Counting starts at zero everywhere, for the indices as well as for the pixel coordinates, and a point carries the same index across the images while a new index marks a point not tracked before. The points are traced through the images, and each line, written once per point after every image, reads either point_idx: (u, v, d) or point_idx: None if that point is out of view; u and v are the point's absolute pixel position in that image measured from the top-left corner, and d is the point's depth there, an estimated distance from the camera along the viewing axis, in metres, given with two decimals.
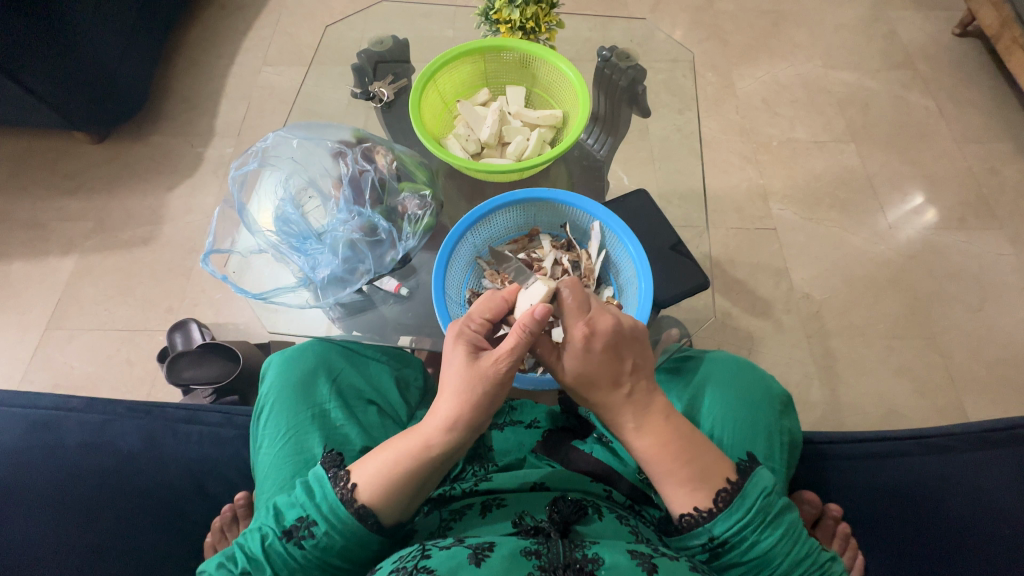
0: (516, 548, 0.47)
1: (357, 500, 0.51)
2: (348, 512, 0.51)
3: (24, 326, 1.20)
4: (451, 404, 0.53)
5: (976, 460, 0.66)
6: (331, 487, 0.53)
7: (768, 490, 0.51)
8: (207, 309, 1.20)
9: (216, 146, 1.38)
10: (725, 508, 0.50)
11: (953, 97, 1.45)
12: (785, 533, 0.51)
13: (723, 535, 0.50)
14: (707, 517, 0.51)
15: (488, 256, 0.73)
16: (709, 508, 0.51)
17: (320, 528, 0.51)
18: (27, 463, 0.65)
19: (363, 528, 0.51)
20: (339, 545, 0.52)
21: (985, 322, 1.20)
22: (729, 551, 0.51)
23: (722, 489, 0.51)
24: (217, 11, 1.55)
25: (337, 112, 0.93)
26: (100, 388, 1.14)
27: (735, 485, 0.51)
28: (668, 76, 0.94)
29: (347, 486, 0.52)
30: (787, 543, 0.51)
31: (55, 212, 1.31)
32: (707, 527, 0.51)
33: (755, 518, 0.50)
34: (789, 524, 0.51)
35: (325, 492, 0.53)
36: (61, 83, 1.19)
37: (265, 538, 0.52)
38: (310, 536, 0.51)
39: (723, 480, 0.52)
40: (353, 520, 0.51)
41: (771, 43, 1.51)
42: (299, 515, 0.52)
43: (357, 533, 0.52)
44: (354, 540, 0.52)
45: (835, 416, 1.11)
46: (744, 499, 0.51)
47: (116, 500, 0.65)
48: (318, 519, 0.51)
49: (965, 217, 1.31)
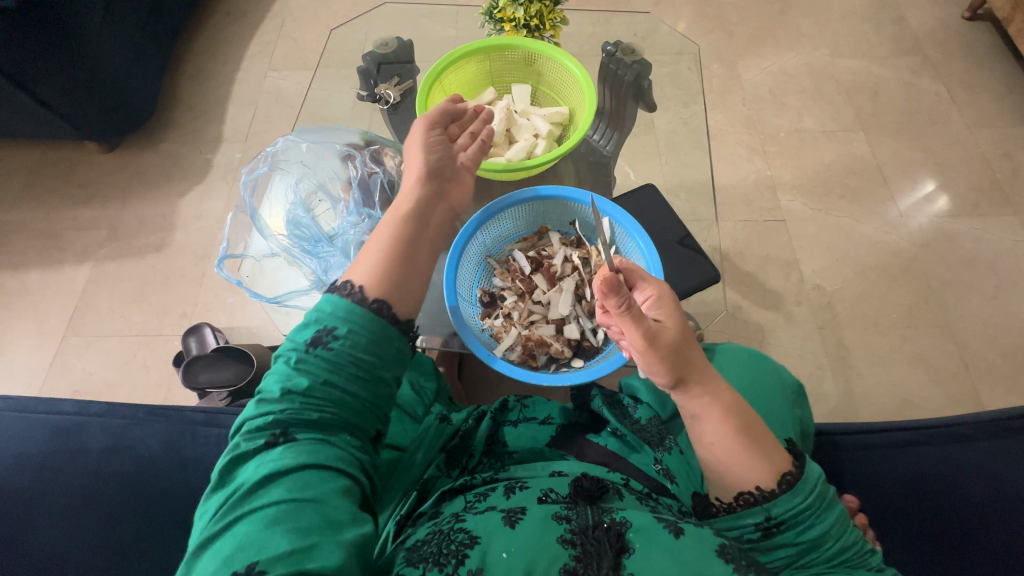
0: (547, 513, 0.49)
1: (368, 297, 0.51)
2: (348, 301, 0.50)
3: (43, 334, 1.22)
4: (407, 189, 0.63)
5: (995, 449, 0.66)
6: (339, 295, 0.51)
7: (824, 478, 0.52)
8: (221, 313, 1.21)
9: (224, 152, 1.39)
10: (788, 490, 0.50)
11: (964, 82, 1.43)
12: (841, 519, 0.50)
13: (782, 515, 0.49)
14: (768, 496, 0.50)
15: (497, 256, 0.75)
16: (771, 488, 0.50)
17: (343, 327, 0.48)
18: (51, 468, 0.67)
19: (379, 317, 0.50)
20: (364, 342, 0.48)
21: (1002, 309, 1.19)
22: (784, 532, 0.49)
23: (787, 472, 0.50)
24: (222, 18, 1.57)
25: (344, 115, 0.94)
26: (118, 394, 1.16)
27: (800, 470, 0.51)
28: (674, 69, 0.94)
29: (352, 289, 0.51)
30: (841, 528, 0.50)
31: (69, 221, 1.33)
32: (765, 506, 0.50)
33: (815, 502, 0.50)
34: (841, 513, 0.51)
35: (335, 304, 0.50)
36: (73, 94, 1.21)
37: (285, 363, 0.47)
38: (332, 342, 0.47)
39: (788, 463, 0.51)
40: (369, 313, 0.50)
41: (777, 33, 1.50)
42: (316, 329, 0.48)
43: (377, 329, 0.50)
44: (378, 336, 0.49)
45: (849, 408, 1.10)
46: (805, 482, 0.50)
47: (139, 502, 0.66)
48: (338, 323, 0.49)
49: (978, 203, 1.29)
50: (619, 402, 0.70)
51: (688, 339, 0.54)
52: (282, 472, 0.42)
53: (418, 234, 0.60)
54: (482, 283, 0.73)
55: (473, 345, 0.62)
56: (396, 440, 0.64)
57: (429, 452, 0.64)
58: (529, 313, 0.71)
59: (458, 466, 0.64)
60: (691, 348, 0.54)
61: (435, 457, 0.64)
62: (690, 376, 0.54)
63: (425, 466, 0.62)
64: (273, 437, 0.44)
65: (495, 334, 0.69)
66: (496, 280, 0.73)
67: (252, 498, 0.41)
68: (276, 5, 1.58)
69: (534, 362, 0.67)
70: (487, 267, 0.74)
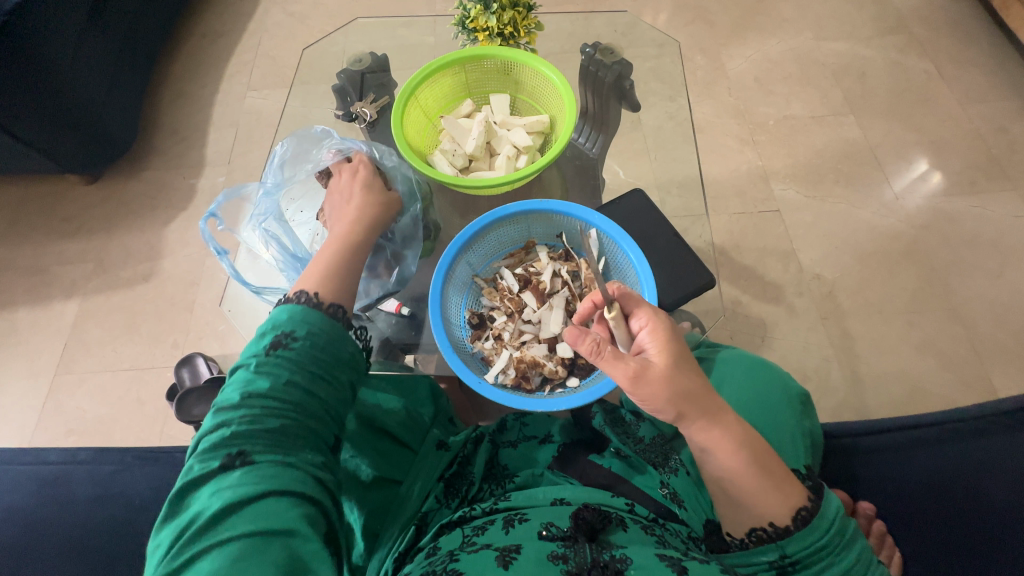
0: (543, 553, 0.48)
1: (320, 301, 0.56)
2: (304, 306, 0.55)
3: (34, 373, 1.20)
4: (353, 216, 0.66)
5: (1010, 441, 0.64)
6: (292, 304, 0.55)
7: (843, 512, 0.51)
8: (214, 341, 1.19)
9: (208, 176, 1.37)
10: (804, 526, 0.49)
11: (952, 57, 1.41)
12: (860, 558, 0.50)
13: (797, 554, 0.49)
14: (782, 533, 0.50)
15: (485, 274, 0.73)
16: (786, 525, 0.50)
17: (301, 332, 0.52)
18: (39, 520, 0.65)
19: (334, 320, 0.55)
20: (320, 346, 0.53)
21: (1005, 287, 1.17)
22: (800, 570, 0.49)
23: (803, 507, 0.50)
24: (198, 39, 1.54)
25: (325, 131, 0.91)
26: (115, 431, 1.14)
27: (815, 504, 0.51)
28: (656, 63, 0.92)
29: (308, 294, 0.56)
30: (862, 566, 0.50)
31: (55, 256, 1.31)
32: (779, 544, 0.50)
33: (834, 539, 0.50)
34: (863, 550, 0.50)
35: (293, 313, 0.54)
36: (51, 129, 1.19)
37: (248, 372, 0.50)
38: (289, 345, 0.52)
39: (804, 497, 0.51)
40: (324, 316, 0.55)
41: (759, 19, 1.48)
42: (275, 334, 0.52)
43: (333, 330, 0.55)
44: (332, 336, 0.54)
45: (858, 399, 1.08)
46: (822, 518, 0.50)
47: (130, 551, 0.64)
48: (294, 327, 0.53)
49: (975, 180, 1.27)
50: (621, 418, 0.69)
51: (679, 367, 0.52)
52: (243, 499, 0.43)
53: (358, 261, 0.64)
54: (469, 305, 0.71)
55: (461, 371, 0.60)
56: (393, 472, 0.64)
57: (428, 482, 0.63)
58: (520, 333, 0.69)
59: (457, 495, 0.62)
60: (683, 377, 0.51)
61: (432, 487, 0.62)
62: (690, 412, 0.51)
63: (423, 498, 0.61)
64: (229, 457, 0.46)
65: (487, 357, 0.68)
66: (484, 300, 0.72)
67: (210, 527, 0.42)
68: (251, 23, 1.56)
69: (527, 385, 0.65)
70: (475, 287, 0.72)
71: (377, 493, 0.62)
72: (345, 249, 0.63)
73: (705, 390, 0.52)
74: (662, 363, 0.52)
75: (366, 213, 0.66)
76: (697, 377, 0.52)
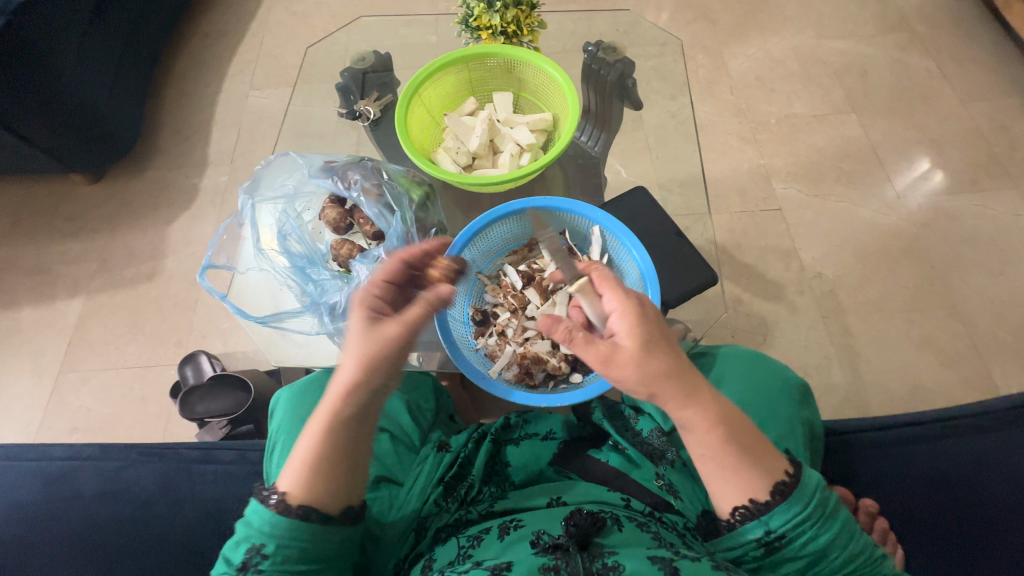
0: (534, 566, 0.48)
1: (292, 505, 0.50)
2: (277, 517, 0.50)
3: (38, 372, 1.20)
4: (353, 367, 0.54)
5: (1011, 437, 0.65)
6: (265, 505, 0.51)
7: (822, 484, 0.50)
8: (216, 339, 1.20)
9: (211, 175, 1.38)
10: (783, 501, 0.49)
11: (954, 56, 1.41)
12: (842, 528, 0.49)
13: (780, 529, 0.49)
14: (763, 510, 0.49)
15: (488, 271, 0.73)
16: (766, 501, 0.49)
17: (269, 549, 0.49)
18: (45, 516, 0.66)
19: (310, 526, 0.50)
20: (296, 551, 0.50)
21: (1006, 286, 1.17)
22: (786, 546, 0.49)
23: (780, 481, 0.50)
24: (200, 38, 1.55)
25: (327, 131, 0.92)
26: (118, 429, 1.14)
27: (794, 477, 0.50)
28: (658, 62, 0.92)
29: (278, 497, 0.50)
30: (845, 536, 0.50)
31: (58, 255, 1.31)
32: (762, 521, 0.49)
33: (816, 512, 0.49)
34: (846, 519, 0.50)
35: (262, 517, 0.50)
36: (53, 128, 1.19)
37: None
38: (264, 559, 0.49)
39: (781, 472, 0.50)
40: (298, 523, 0.49)
41: (761, 18, 1.48)
42: (246, 550, 0.49)
43: (304, 531, 0.50)
44: (303, 539, 0.50)
45: (859, 397, 1.08)
46: (801, 491, 0.49)
47: (136, 547, 0.65)
48: (264, 539, 0.49)
49: (977, 178, 1.27)
50: (621, 414, 0.69)
51: (647, 352, 0.51)
52: None
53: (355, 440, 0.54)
54: (472, 302, 0.72)
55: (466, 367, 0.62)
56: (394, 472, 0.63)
57: (426, 485, 0.62)
58: (523, 329, 0.70)
59: (457, 497, 0.62)
60: (655, 358, 0.51)
61: (432, 491, 0.62)
62: (658, 392, 0.51)
63: (422, 500, 0.61)
64: None
65: (490, 353, 0.68)
66: (488, 296, 0.72)
67: None
68: (253, 22, 1.56)
69: (529, 379, 0.66)
70: (478, 284, 0.72)
71: (376, 496, 0.61)
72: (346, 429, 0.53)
73: (678, 368, 0.52)
74: (627, 349, 0.52)
75: (366, 363, 0.54)
76: (668, 357, 0.52)
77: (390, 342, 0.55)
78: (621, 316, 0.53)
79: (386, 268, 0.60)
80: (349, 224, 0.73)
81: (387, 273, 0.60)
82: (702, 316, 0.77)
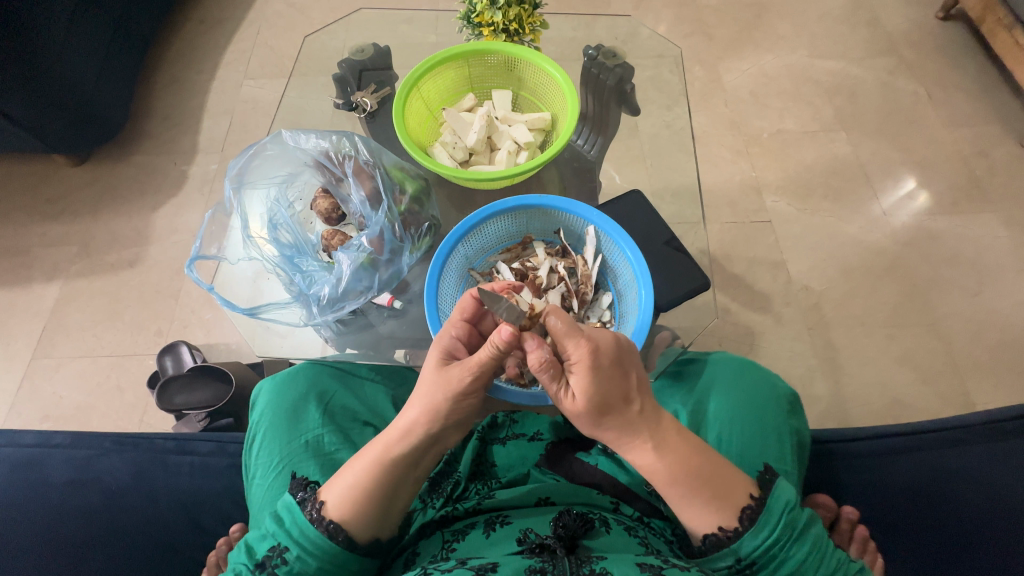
0: (521, 567, 0.46)
1: (326, 517, 0.50)
2: (313, 523, 0.50)
3: (10, 357, 1.17)
4: (418, 411, 0.54)
5: (991, 452, 0.65)
6: (301, 511, 0.51)
7: (791, 505, 0.50)
8: (198, 330, 1.17)
9: (199, 163, 1.35)
10: (751, 527, 0.49)
11: (941, 81, 1.44)
12: (813, 550, 0.49)
13: (751, 556, 0.49)
14: (733, 537, 0.49)
15: (480, 268, 0.72)
16: (735, 528, 0.49)
17: (292, 553, 0.50)
18: (10, 506, 0.63)
19: (335, 546, 0.50)
20: (312, 569, 0.50)
21: (985, 306, 1.19)
22: (759, 571, 0.49)
23: (747, 507, 0.50)
24: (195, 25, 1.52)
25: (321, 123, 0.90)
26: (92, 419, 1.11)
27: (760, 501, 0.50)
28: (654, 72, 0.92)
29: (315, 505, 0.51)
30: (816, 561, 0.49)
31: (38, 238, 1.28)
32: (733, 548, 0.49)
33: (783, 535, 0.49)
34: (816, 537, 0.50)
35: (295, 521, 0.51)
36: (39, 107, 1.16)
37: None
38: (282, 563, 0.50)
39: (747, 496, 0.51)
40: (324, 539, 0.50)
41: (756, 34, 1.50)
42: (270, 548, 0.50)
43: (329, 556, 0.50)
44: (325, 562, 0.50)
45: (840, 409, 1.09)
46: (767, 516, 0.49)
47: (105, 538, 0.63)
48: (289, 544, 0.50)
49: (959, 200, 1.30)
50: None
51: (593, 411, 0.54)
52: None
53: (403, 475, 0.53)
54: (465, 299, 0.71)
55: None
56: None
57: None
58: None
59: (441, 495, 0.60)
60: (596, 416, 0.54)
61: (418, 487, 0.62)
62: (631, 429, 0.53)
63: None
64: None
65: None
66: None
67: None
68: (250, 12, 1.54)
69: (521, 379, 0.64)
70: (470, 280, 0.71)
71: None
72: (397, 463, 0.53)
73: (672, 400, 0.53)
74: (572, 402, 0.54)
75: (427, 408, 0.54)
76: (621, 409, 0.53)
77: (459, 390, 0.54)
78: (577, 371, 0.53)
79: (460, 306, 0.58)
80: (340, 217, 0.72)
81: (461, 310, 0.58)
82: (690, 323, 0.76)
